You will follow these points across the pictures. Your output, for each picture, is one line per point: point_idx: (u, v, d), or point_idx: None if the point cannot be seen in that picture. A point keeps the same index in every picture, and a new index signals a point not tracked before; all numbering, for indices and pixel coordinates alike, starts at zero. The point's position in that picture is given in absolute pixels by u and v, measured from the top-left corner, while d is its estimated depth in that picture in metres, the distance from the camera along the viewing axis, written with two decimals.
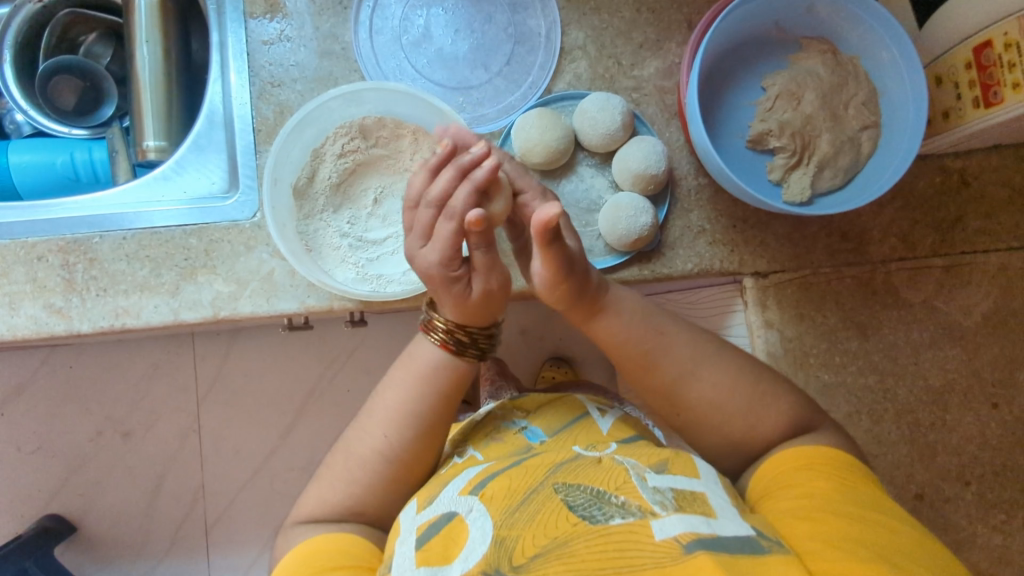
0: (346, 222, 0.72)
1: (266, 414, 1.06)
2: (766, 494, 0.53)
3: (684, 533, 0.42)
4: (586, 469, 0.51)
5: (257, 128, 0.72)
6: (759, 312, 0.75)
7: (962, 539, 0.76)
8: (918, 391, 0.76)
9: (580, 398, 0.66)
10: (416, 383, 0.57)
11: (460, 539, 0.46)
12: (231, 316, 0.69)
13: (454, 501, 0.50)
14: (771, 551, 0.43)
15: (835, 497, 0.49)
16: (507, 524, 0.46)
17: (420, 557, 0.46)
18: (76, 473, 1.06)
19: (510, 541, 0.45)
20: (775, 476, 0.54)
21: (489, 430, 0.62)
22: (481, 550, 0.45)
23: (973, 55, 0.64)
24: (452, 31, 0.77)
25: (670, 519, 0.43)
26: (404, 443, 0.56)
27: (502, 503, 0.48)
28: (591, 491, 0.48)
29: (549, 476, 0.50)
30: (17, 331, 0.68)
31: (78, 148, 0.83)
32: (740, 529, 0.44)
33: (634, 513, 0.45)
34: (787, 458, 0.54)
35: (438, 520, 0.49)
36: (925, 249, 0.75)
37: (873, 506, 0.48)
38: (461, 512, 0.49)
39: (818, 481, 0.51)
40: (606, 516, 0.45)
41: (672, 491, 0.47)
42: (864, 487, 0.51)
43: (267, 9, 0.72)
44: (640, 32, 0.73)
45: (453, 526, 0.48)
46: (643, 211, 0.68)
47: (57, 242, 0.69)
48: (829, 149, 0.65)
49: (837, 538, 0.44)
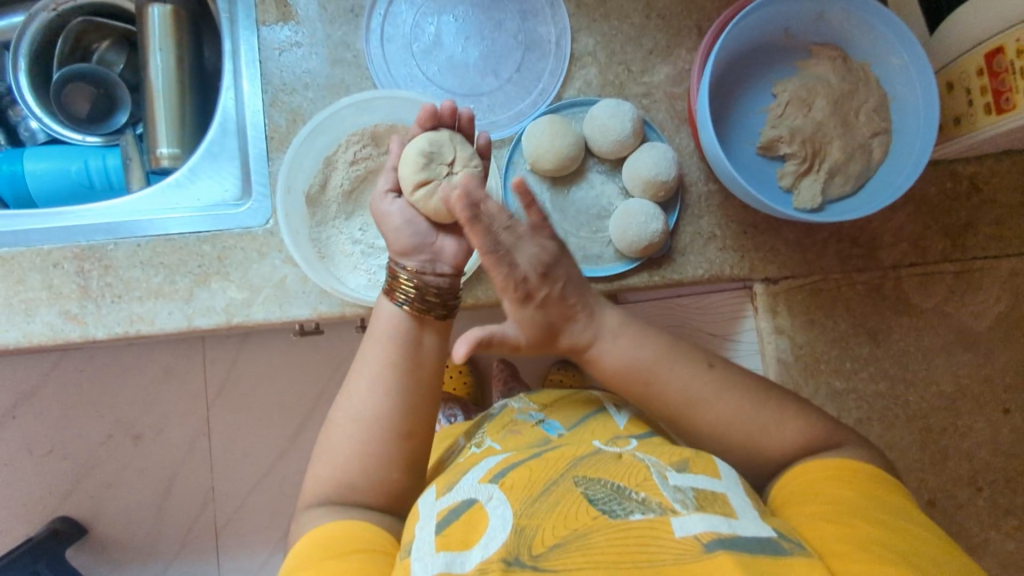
0: (358, 229, 0.73)
1: (275, 416, 1.07)
2: (788, 501, 0.53)
3: (705, 531, 0.43)
4: (608, 463, 0.51)
5: (270, 135, 0.72)
6: (770, 318, 0.75)
7: (974, 545, 0.76)
8: (930, 397, 0.76)
9: (596, 395, 0.66)
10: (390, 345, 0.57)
11: (480, 527, 0.46)
12: (245, 322, 0.69)
13: (474, 489, 0.51)
14: (795, 554, 0.43)
15: (858, 503, 0.49)
16: (527, 514, 0.46)
17: (440, 542, 0.46)
18: (88, 476, 1.07)
19: (530, 530, 0.45)
20: (798, 483, 0.54)
21: (503, 423, 0.62)
22: (501, 538, 0.44)
23: (985, 61, 0.63)
24: (462, 38, 0.77)
25: (691, 517, 0.44)
26: (387, 418, 0.56)
27: (522, 493, 0.49)
28: (612, 486, 0.48)
29: (569, 470, 0.51)
30: (34, 337, 0.68)
31: (92, 156, 0.84)
32: (761, 531, 0.44)
33: (654, 510, 0.45)
34: (814, 467, 0.54)
35: (458, 505, 0.50)
36: (937, 255, 0.74)
37: (894, 513, 0.48)
38: (481, 500, 0.49)
39: (841, 488, 0.51)
40: (626, 510, 0.45)
41: (694, 489, 0.47)
42: (881, 491, 0.51)
43: (280, 16, 0.72)
44: (650, 39, 0.74)
45: (473, 514, 0.48)
46: (654, 218, 0.69)
47: (73, 249, 0.69)
48: (840, 155, 0.65)
49: (860, 542, 0.45)
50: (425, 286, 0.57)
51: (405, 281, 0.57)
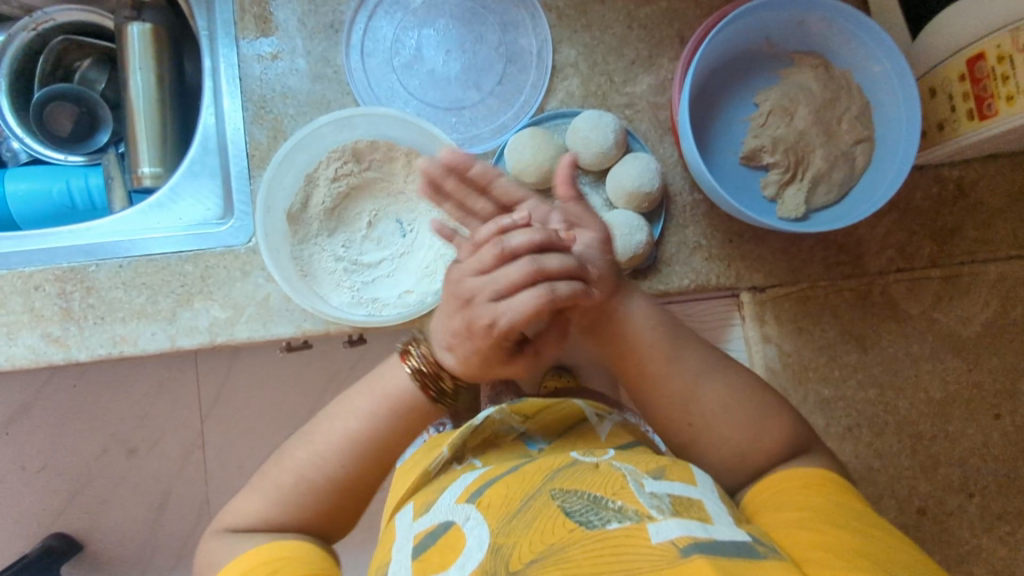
0: (340, 245, 0.72)
1: (269, 429, 1.06)
2: (761, 509, 0.53)
3: (681, 536, 0.42)
4: (583, 474, 0.50)
5: (251, 152, 0.72)
6: (757, 326, 0.75)
7: (967, 552, 0.76)
8: (919, 403, 0.75)
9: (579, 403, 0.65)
10: (381, 405, 0.59)
11: (457, 548, 0.46)
12: (228, 342, 0.69)
13: (451, 511, 0.50)
14: (768, 556, 0.43)
15: (829, 509, 0.49)
16: (504, 531, 0.46)
17: (416, 568, 0.47)
18: (82, 491, 1.06)
19: (507, 548, 0.44)
20: (773, 492, 0.53)
21: (486, 437, 0.61)
22: (478, 557, 0.45)
23: (966, 67, 0.63)
24: (443, 51, 0.77)
25: (668, 523, 0.43)
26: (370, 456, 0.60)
27: (499, 512, 0.48)
28: (588, 497, 0.47)
29: (546, 483, 0.50)
30: (16, 361, 0.68)
31: (74, 175, 0.83)
32: (737, 535, 0.44)
33: (631, 518, 0.44)
34: (785, 476, 0.54)
35: (436, 529, 0.49)
36: (923, 260, 0.74)
37: (864, 519, 0.48)
38: (457, 522, 0.49)
39: (813, 495, 0.51)
40: (603, 520, 0.44)
41: (669, 496, 0.47)
42: (851, 499, 0.51)
43: (259, 32, 0.72)
44: (632, 49, 0.73)
45: (450, 535, 0.48)
46: (638, 229, 0.68)
47: (54, 272, 0.69)
48: (822, 164, 0.65)
49: (833, 547, 0.45)
50: (437, 374, 0.57)
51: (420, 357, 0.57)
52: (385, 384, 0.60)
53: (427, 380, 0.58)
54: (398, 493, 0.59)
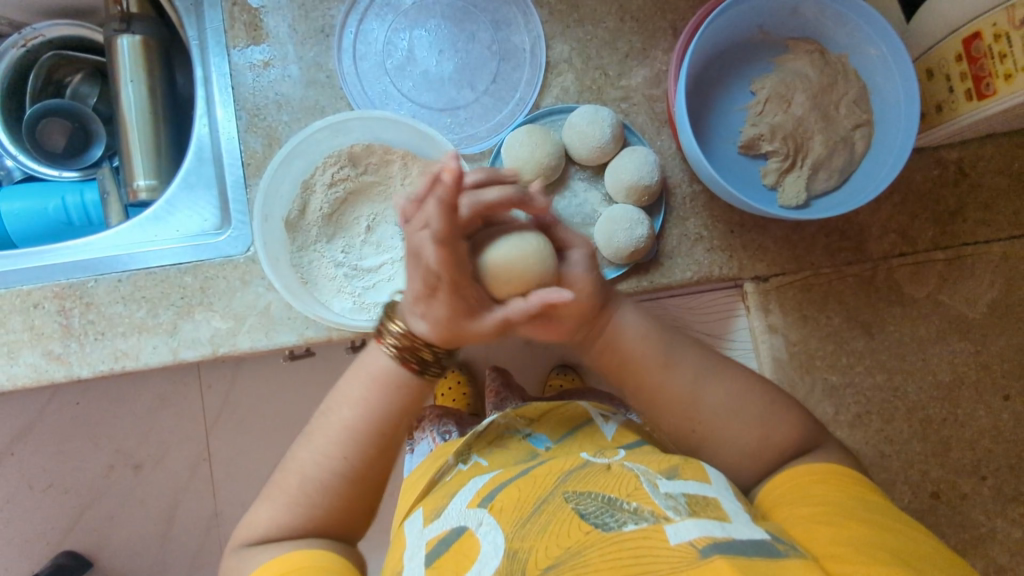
0: (339, 251, 0.72)
1: (275, 439, 1.05)
2: (773, 502, 0.53)
3: (700, 536, 0.41)
4: (596, 476, 0.50)
5: (246, 161, 0.71)
6: (762, 316, 0.74)
7: (982, 535, 0.75)
8: (928, 387, 0.75)
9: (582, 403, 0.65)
10: (365, 389, 0.57)
11: (471, 555, 0.46)
12: (230, 352, 0.68)
13: (464, 515, 0.50)
14: (789, 555, 0.42)
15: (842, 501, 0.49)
16: (518, 536, 0.46)
17: None
18: (91, 508, 1.06)
19: (523, 554, 0.44)
20: (780, 482, 0.54)
21: (490, 440, 0.60)
22: (494, 564, 0.44)
23: (963, 48, 0.63)
24: (436, 52, 0.77)
25: (686, 523, 0.43)
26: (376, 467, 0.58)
27: (512, 517, 0.48)
28: (602, 499, 0.47)
29: (558, 485, 0.49)
30: (17, 379, 0.68)
31: (70, 192, 0.83)
32: (755, 534, 0.43)
33: (647, 519, 0.43)
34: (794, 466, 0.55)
35: (448, 535, 0.49)
36: (926, 243, 0.74)
37: (878, 510, 0.48)
38: (471, 526, 0.48)
39: (823, 486, 0.52)
40: (619, 522, 0.44)
41: (685, 495, 0.46)
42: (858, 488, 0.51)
43: (250, 40, 0.72)
44: (625, 42, 0.73)
45: (463, 542, 0.47)
46: (639, 223, 0.68)
47: (53, 288, 0.68)
48: (822, 151, 0.65)
49: (851, 543, 0.44)
50: (413, 342, 0.53)
51: (395, 331, 0.54)
52: (387, 374, 0.56)
53: (406, 353, 0.54)
54: (409, 500, 0.58)
